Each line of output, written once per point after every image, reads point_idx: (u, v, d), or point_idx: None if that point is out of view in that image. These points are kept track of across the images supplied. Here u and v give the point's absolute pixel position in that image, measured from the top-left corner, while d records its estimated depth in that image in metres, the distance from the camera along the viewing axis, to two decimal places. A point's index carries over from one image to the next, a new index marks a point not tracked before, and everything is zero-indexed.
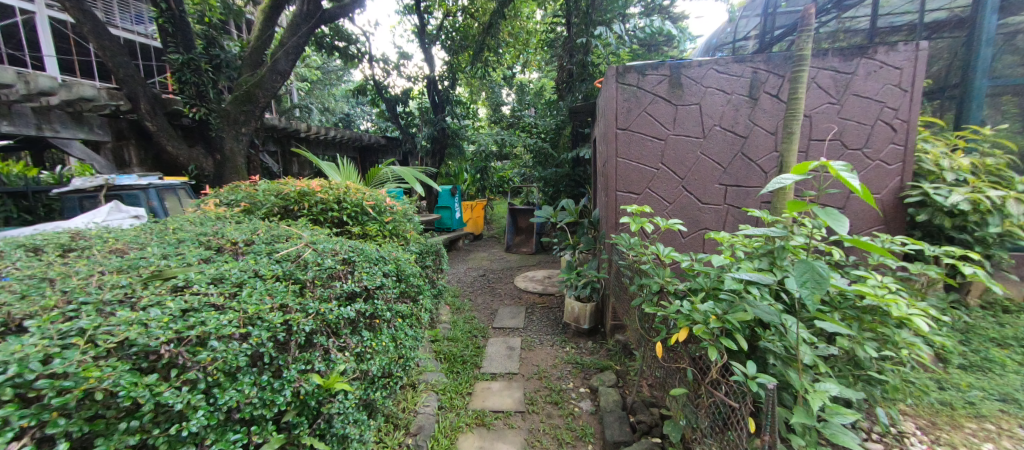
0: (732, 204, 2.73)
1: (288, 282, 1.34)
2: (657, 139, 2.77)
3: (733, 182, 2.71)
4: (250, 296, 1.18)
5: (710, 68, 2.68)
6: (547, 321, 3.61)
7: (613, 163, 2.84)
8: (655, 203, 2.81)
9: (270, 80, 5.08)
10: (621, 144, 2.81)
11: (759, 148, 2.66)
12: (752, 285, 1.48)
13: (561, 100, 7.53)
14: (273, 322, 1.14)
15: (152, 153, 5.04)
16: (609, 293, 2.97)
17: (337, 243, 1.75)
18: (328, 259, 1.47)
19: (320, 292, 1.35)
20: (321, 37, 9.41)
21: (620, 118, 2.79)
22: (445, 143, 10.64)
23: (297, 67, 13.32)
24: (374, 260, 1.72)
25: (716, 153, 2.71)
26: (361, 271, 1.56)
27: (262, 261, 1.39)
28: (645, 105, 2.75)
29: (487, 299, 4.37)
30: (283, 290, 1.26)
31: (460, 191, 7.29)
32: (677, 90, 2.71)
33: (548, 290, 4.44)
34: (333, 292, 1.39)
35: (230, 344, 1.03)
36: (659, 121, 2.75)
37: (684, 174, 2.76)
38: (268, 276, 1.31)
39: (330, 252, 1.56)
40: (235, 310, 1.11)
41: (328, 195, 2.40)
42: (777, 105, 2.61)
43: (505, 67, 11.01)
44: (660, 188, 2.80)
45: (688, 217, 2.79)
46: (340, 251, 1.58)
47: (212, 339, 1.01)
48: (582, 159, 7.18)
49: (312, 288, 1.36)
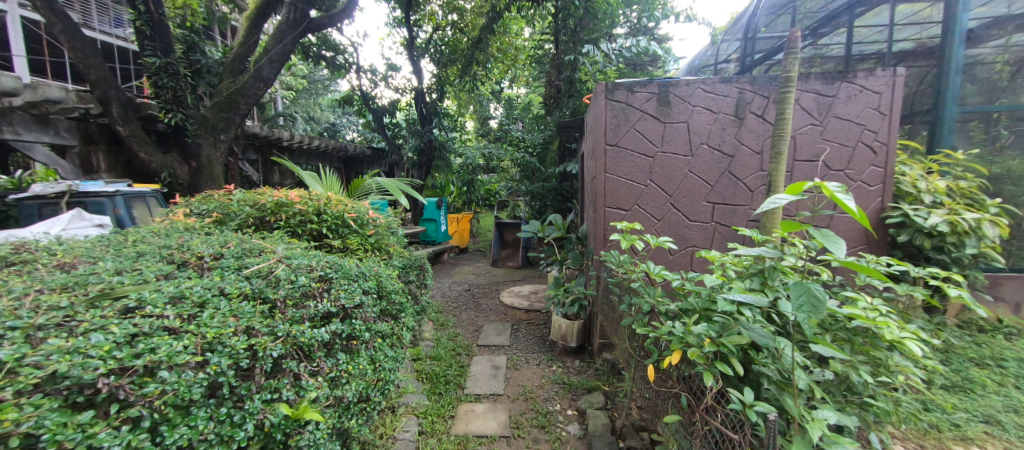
0: (720, 222, 2.73)
1: (257, 302, 1.24)
2: (645, 156, 2.76)
3: (719, 201, 2.72)
4: (212, 318, 1.07)
5: (698, 87, 2.68)
6: (533, 338, 3.53)
7: (601, 179, 2.81)
8: (643, 220, 2.79)
9: (253, 87, 4.96)
10: (610, 160, 2.79)
11: (745, 167, 2.67)
12: (745, 307, 1.44)
13: (549, 115, 7.57)
14: (235, 347, 1.04)
15: (123, 158, 4.83)
16: (597, 310, 2.91)
17: (314, 258, 1.65)
18: (302, 276, 1.38)
19: (292, 313, 1.25)
20: (308, 46, 9.33)
21: (609, 134, 2.77)
22: (432, 156, 10.60)
23: (283, 76, 13.16)
24: (354, 276, 1.62)
25: (703, 171, 2.71)
26: (339, 289, 1.46)
27: (229, 278, 1.29)
28: (633, 122, 2.75)
29: (472, 315, 4.26)
30: (250, 311, 1.16)
31: (446, 203, 7.21)
32: (665, 108, 2.71)
33: (534, 306, 4.35)
34: (306, 313, 1.28)
35: (184, 375, 0.93)
36: (647, 139, 2.75)
37: (672, 192, 2.76)
38: (234, 295, 1.21)
39: (306, 267, 1.46)
40: (191, 335, 1.00)
41: (308, 206, 2.29)
42: (763, 125, 2.63)
43: (493, 81, 11.08)
44: (648, 206, 2.78)
45: (676, 234, 2.77)
46: (316, 268, 1.48)
47: (162, 369, 0.91)
48: (569, 174, 7.20)
49: (283, 309, 1.25)
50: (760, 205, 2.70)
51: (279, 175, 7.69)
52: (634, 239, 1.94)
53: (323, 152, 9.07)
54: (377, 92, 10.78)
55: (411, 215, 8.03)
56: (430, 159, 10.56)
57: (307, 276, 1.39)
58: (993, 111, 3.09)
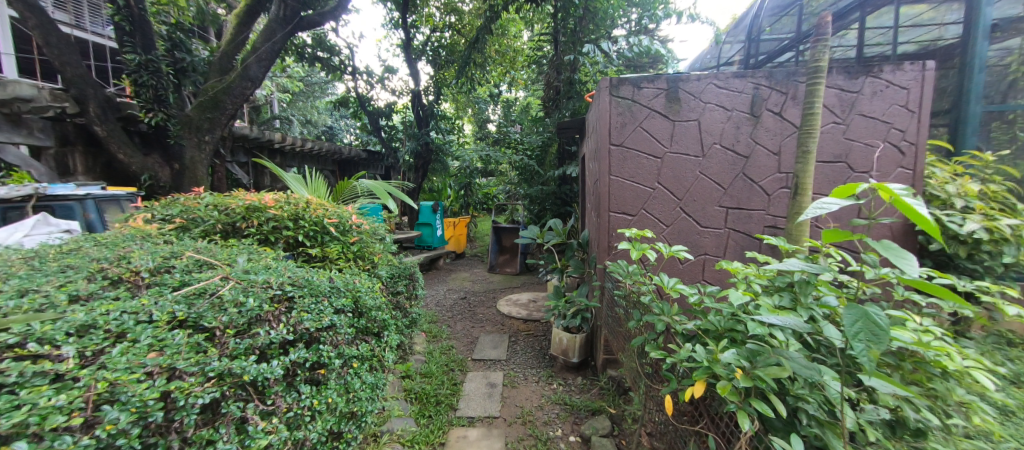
0: (734, 228, 2.52)
1: (190, 330, 1.05)
2: (653, 157, 2.55)
3: (733, 205, 2.51)
4: (121, 358, 0.89)
5: (710, 82, 2.48)
6: (532, 352, 3.30)
7: (605, 182, 2.61)
8: (650, 226, 2.58)
9: (239, 86, 4.75)
10: (615, 161, 2.59)
11: (761, 168, 2.47)
12: (779, 331, 1.24)
13: (548, 117, 7.39)
14: (143, 399, 0.85)
15: (102, 160, 4.60)
16: (601, 324, 2.69)
17: (280, 272, 1.44)
18: (252, 298, 1.17)
19: (234, 345, 1.06)
20: (303, 47, 9.14)
21: (614, 133, 2.57)
22: (429, 159, 10.44)
23: (278, 78, 12.99)
24: (322, 291, 1.40)
25: (716, 173, 2.51)
26: (301, 310, 1.24)
27: (163, 299, 1.09)
28: (640, 121, 2.54)
29: (467, 325, 4.03)
30: (177, 345, 0.97)
31: (442, 207, 6.99)
32: (675, 105, 2.51)
33: (533, 316, 4.14)
34: (254, 344, 1.08)
35: (65, 441, 0.76)
36: (654, 138, 2.54)
37: (682, 196, 2.55)
38: (163, 323, 1.02)
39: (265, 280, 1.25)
40: (86, 384, 0.82)
41: (283, 211, 2.08)
42: (780, 123, 2.42)
43: (491, 84, 10.92)
44: (656, 211, 2.58)
45: (686, 242, 2.56)
46: (274, 285, 1.26)
47: (33, 436, 0.74)
48: (569, 177, 7.00)
49: (222, 341, 1.06)
50: (779, 210, 2.49)
51: (270, 179, 7.45)
52: (645, 248, 1.72)
53: (317, 155, 8.86)
54: (373, 94, 10.60)
55: (406, 220, 7.83)
56: (427, 163, 10.41)
57: (262, 296, 1.18)
58: (1007, 110, 2.87)
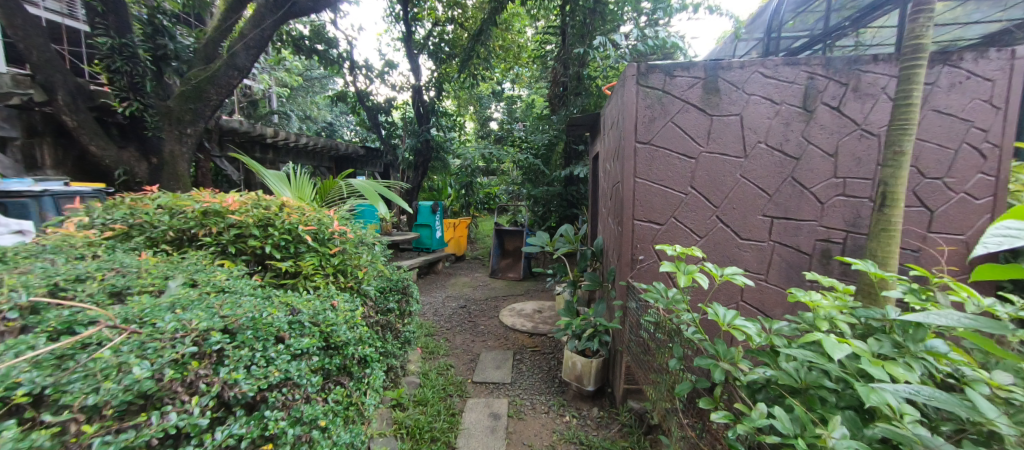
0: (779, 241, 2.17)
1: (39, 419, 0.73)
2: (686, 158, 2.20)
3: (779, 214, 2.16)
4: None
5: (755, 70, 2.12)
6: (540, 374, 2.95)
7: (630, 185, 2.25)
8: (681, 237, 2.23)
9: (225, 75, 4.39)
10: (641, 161, 2.23)
11: (813, 172, 2.12)
12: (908, 405, 0.89)
13: (555, 115, 7.04)
14: None
15: (73, 153, 4.24)
16: (622, 348, 2.34)
17: (219, 305, 1.09)
18: (149, 362, 0.84)
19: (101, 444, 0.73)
20: (300, 39, 8.80)
21: (641, 129, 2.21)
22: (429, 157, 10.11)
23: (275, 72, 12.67)
24: (265, 338, 1.08)
25: (760, 177, 2.15)
26: (233, 371, 0.94)
27: (8, 364, 0.76)
28: (671, 115, 2.19)
29: (467, 339, 3.68)
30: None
31: (442, 207, 6.65)
32: (714, 97, 2.15)
33: (539, 330, 3.79)
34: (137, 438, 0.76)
35: None
36: (688, 136, 2.19)
37: (719, 204, 2.20)
38: None
39: (172, 332, 0.93)
40: None
41: (247, 217, 1.72)
42: (838, 120, 2.08)
43: (494, 80, 10.59)
44: (689, 220, 2.23)
45: (724, 256, 2.22)
46: (198, 329, 0.95)
47: None
48: (575, 178, 6.67)
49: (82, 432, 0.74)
50: (833, 221, 2.14)
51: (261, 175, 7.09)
52: (694, 272, 1.37)
53: (312, 152, 8.51)
54: (372, 89, 10.24)
55: (404, 220, 7.49)
56: (427, 161, 10.07)
57: (166, 360, 0.85)
58: None
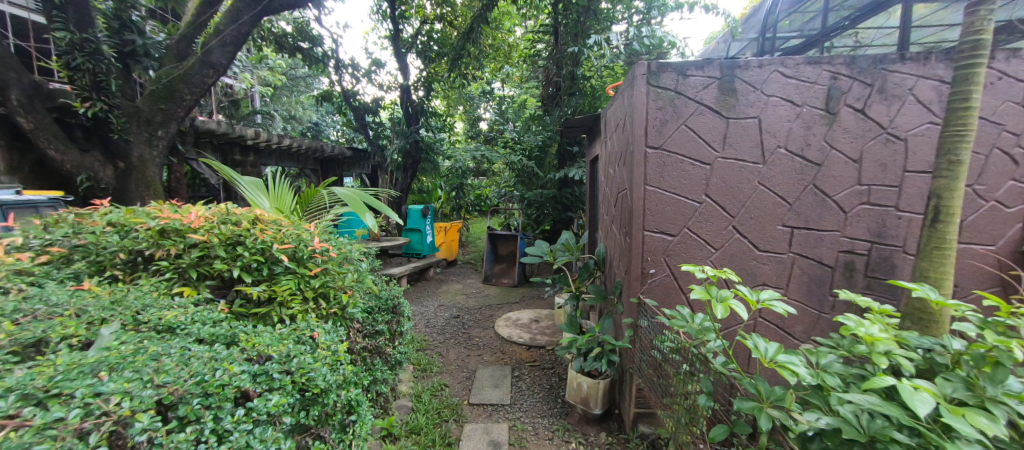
0: (799, 253, 2.02)
1: None
2: (701, 164, 2.04)
3: (799, 224, 2.01)
4: None
5: (774, 69, 1.97)
6: (541, 393, 2.77)
7: (640, 193, 2.08)
8: (695, 249, 2.07)
9: (200, 73, 4.13)
10: (652, 167, 2.06)
11: (836, 178, 1.98)
12: None
13: (548, 115, 6.87)
14: None
15: (31, 157, 3.92)
16: (631, 369, 2.17)
17: (157, 368, 0.88)
18: None
19: None
20: (283, 37, 8.48)
21: (652, 133, 2.05)
22: (419, 158, 9.88)
23: (258, 71, 12.28)
24: (217, 405, 0.88)
25: (780, 184, 1.99)
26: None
27: None
28: (684, 118, 2.02)
29: (461, 354, 3.47)
30: None
31: (433, 211, 6.43)
32: (730, 98, 1.99)
33: (537, 342, 3.61)
34: None
35: None
36: (702, 140, 2.02)
37: (735, 213, 2.04)
38: None
39: (79, 418, 0.72)
40: None
41: (212, 236, 1.49)
42: (862, 123, 1.93)
43: (484, 80, 10.40)
44: (703, 230, 2.07)
45: (741, 269, 2.06)
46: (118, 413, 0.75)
47: None
48: (570, 180, 6.52)
49: None
50: (857, 231, 1.99)
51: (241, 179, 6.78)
52: (730, 299, 1.20)
53: (296, 154, 8.20)
54: (358, 89, 9.95)
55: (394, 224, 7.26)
56: (416, 162, 9.88)
57: None
58: None
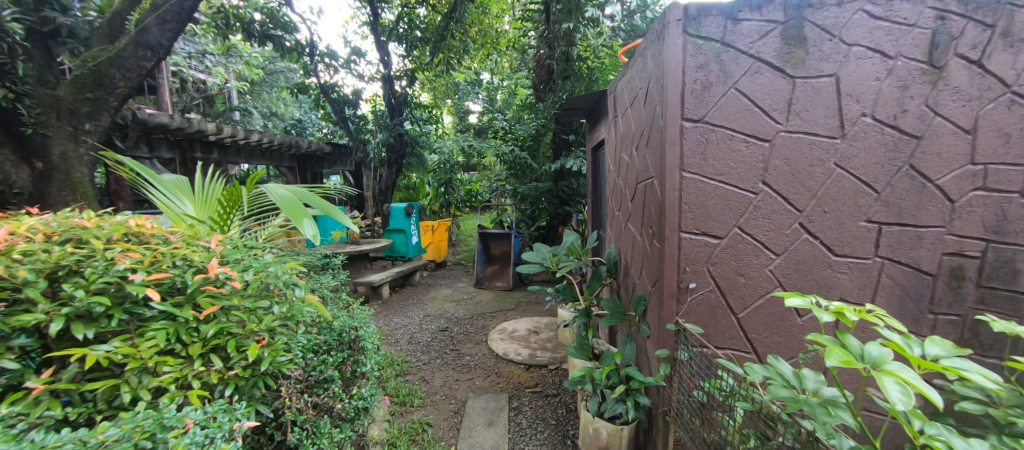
0: (889, 258, 1.51)
1: None
2: (757, 141, 1.51)
3: (890, 219, 1.50)
4: None
5: (859, 8, 1.44)
6: (546, 434, 2.25)
7: (675, 183, 1.56)
8: (747, 255, 1.56)
9: (134, 56, 3.31)
10: (691, 148, 1.54)
11: (942, 156, 1.46)
12: None
13: (541, 102, 6.33)
14: None
15: None
16: (666, 416, 1.65)
17: None
18: None
19: None
20: (251, 23, 7.79)
21: (690, 100, 1.52)
22: (403, 152, 9.33)
23: (231, 64, 11.56)
24: None
25: (863, 166, 1.48)
26: None
27: None
28: (733, 79, 1.50)
29: (448, 379, 2.93)
30: None
31: (417, 209, 5.87)
32: (799, 49, 1.46)
33: (538, 361, 3.09)
34: None
35: None
36: (760, 108, 1.50)
37: (801, 207, 1.53)
38: None
39: None
40: None
41: (30, 269, 0.94)
42: (979, 79, 1.41)
43: (472, 68, 9.82)
44: (759, 230, 1.55)
45: (810, 281, 1.55)
46: None
47: None
48: (566, 171, 6.03)
49: None
50: (969, 228, 1.47)
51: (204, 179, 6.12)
52: (890, 363, 0.69)
53: (270, 150, 7.56)
54: (337, 80, 9.33)
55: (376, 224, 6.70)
56: (401, 158, 9.38)
57: None
58: None
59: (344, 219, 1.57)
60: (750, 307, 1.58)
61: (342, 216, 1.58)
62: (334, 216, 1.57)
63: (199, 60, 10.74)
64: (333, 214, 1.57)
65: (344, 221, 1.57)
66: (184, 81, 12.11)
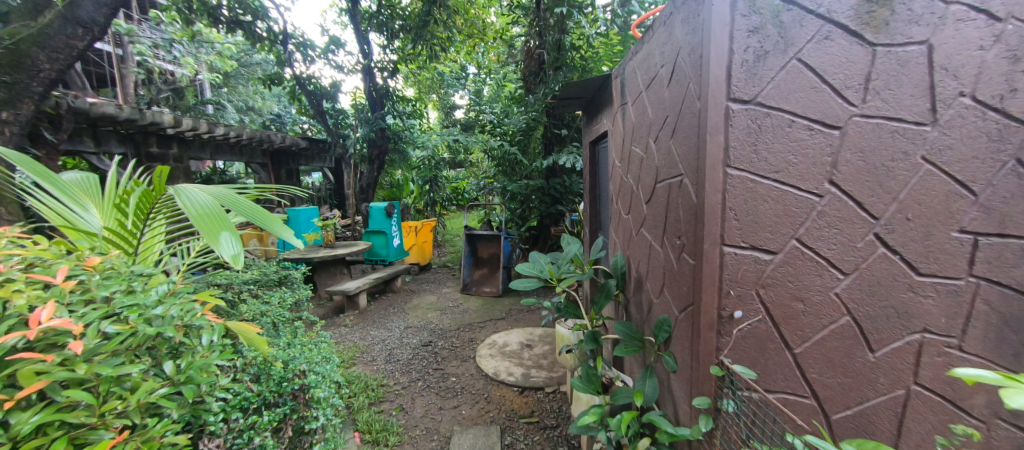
0: (987, 276, 1.11)
1: None
2: (823, 127, 1.17)
3: (991, 228, 1.10)
4: None
5: None
6: None
7: (719, 183, 1.21)
8: (809, 276, 1.21)
9: (62, 33, 2.83)
10: (739, 137, 1.19)
11: None
12: None
13: (531, 95, 5.97)
14: None
15: None
16: None
17: None
18: None
19: None
20: (218, 8, 7.24)
21: (740, 74, 1.17)
22: (385, 148, 8.89)
23: (203, 55, 10.93)
24: None
25: (958, 159, 1.11)
26: None
27: None
28: (796, 47, 1.15)
29: (430, 407, 2.54)
30: None
31: (399, 209, 5.45)
32: (882, 8, 1.12)
33: (533, 382, 2.73)
34: None
35: None
36: (828, 85, 1.15)
37: (878, 213, 1.18)
38: None
39: None
40: None
41: None
42: None
43: (459, 60, 9.39)
44: (825, 244, 1.20)
45: (885, 308, 1.20)
46: None
47: None
48: (558, 168, 5.68)
49: None
50: None
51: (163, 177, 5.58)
52: None
53: (239, 145, 7.03)
54: (315, 72, 8.80)
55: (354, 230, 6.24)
56: (383, 153, 8.94)
57: None
58: None
59: (285, 234, 1.19)
60: (810, 342, 1.24)
61: (285, 231, 1.20)
62: (272, 230, 1.18)
63: (166, 49, 10.07)
64: (271, 227, 1.19)
65: (285, 236, 1.18)
66: (152, 72, 11.40)
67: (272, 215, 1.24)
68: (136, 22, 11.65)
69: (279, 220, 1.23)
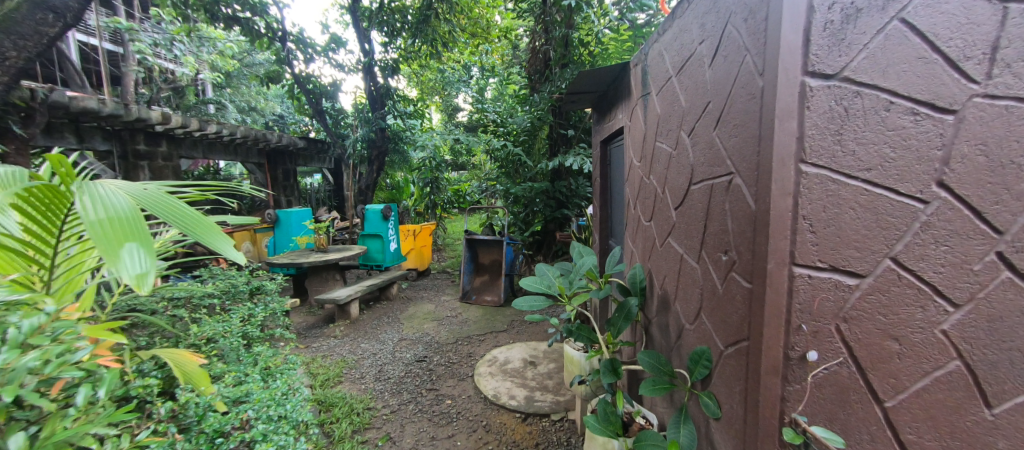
0: None
1: None
2: (932, 111, 0.85)
3: None
4: None
5: None
6: None
7: (789, 185, 0.92)
8: (903, 309, 0.90)
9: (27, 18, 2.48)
10: (819, 124, 0.89)
11: None
12: None
13: (536, 94, 5.72)
14: None
15: None
16: None
17: None
18: None
19: None
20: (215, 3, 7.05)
21: (822, 40, 0.88)
22: (385, 149, 8.65)
23: (203, 54, 10.80)
24: None
25: None
26: None
27: None
28: (898, 2, 0.86)
29: (421, 437, 2.25)
30: None
31: (396, 211, 5.19)
32: None
33: (539, 408, 2.43)
34: None
35: None
36: (939, 55, 0.85)
37: (1003, 225, 0.83)
38: None
39: None
40: None
41: None
42: None
43: (461, 59, 9.17)
44: (928, 269, 0.88)
45: (1007, 353, 0.84)
46: None
47: None
48: (563, 171, 5.41)
49: None
50: None
51: (151, 175, 5.34)
52: None
53: (234, 144, 6.79)
54: (314, 70, 8.60)
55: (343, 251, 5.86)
56: (382, 154, 8.72)
57: None
58: None
59: (221, 248, 0.90)
60: (907, 394, 0.92)
61: (225, 243, 0.92)
62: (207, 242, 0.90)
63: (166, 48, 9.94)
64: (204, 239, 0.90)
65: (220, 251, 0.89)
66: (153, 70, 11.27)
67: (213, 224, 0.96)
68: (138, 20, 11.56)
69: (220, 232, 0.96)
